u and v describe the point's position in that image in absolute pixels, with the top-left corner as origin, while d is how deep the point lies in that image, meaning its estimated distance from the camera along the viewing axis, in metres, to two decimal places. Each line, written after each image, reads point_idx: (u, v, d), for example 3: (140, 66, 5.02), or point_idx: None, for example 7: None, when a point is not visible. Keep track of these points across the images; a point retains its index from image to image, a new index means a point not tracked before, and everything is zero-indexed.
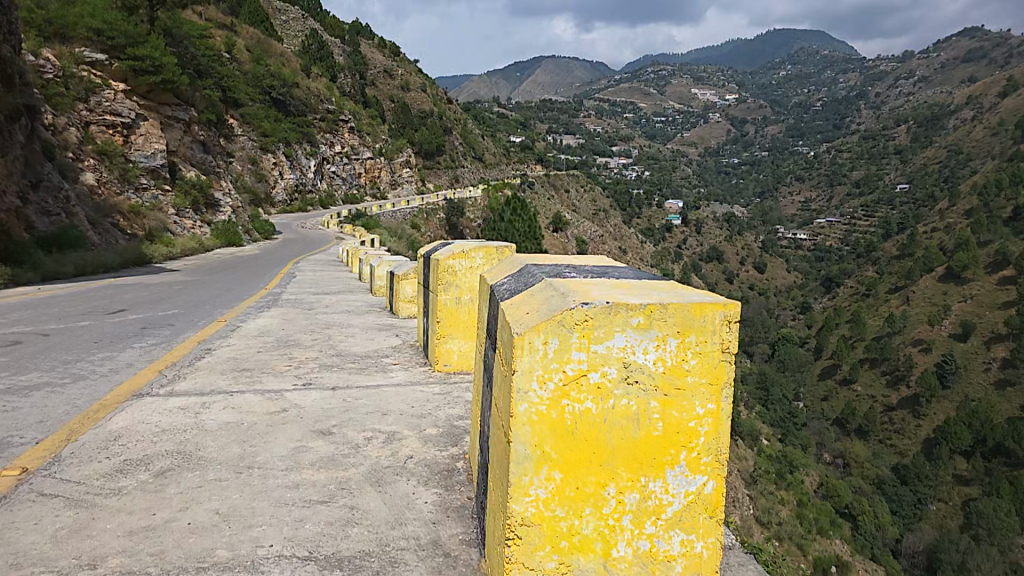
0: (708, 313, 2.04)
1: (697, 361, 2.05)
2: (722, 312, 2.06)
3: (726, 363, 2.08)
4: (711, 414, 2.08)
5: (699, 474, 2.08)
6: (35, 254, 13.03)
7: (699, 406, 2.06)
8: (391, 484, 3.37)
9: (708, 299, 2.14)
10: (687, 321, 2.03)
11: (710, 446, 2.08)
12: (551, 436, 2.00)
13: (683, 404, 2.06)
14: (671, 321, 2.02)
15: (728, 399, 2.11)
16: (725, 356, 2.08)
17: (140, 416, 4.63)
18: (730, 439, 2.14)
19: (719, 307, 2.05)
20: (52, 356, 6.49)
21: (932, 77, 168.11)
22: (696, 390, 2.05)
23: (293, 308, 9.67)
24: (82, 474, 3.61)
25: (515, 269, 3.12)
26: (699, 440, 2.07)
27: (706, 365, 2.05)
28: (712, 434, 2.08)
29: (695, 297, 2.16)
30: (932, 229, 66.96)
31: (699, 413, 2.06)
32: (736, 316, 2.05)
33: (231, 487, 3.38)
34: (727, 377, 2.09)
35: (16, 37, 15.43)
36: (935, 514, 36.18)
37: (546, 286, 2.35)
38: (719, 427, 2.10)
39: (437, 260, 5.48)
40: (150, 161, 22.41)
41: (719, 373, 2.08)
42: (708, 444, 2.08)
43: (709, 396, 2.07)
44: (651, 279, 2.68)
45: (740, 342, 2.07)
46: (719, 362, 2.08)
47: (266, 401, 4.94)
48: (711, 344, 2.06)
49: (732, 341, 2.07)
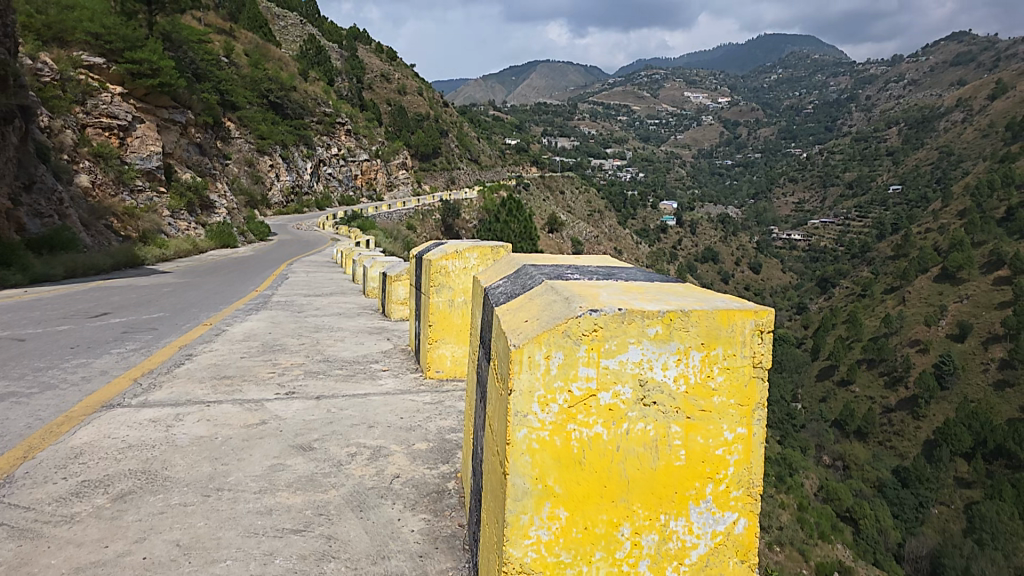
0: (737, 322, 1.74)
1: (724, 379, 1.75)
2: (753, 320, 1.75)
3: (758, 380, 1.77)
4: (743, 439, 1.77)
5: (728, 511, 1.78)
6: (24, 256, 12.57)
7: (728, 430, 1.76)
8: (373, 509, 3.04)
9: (736, 305, 1.84)
10: (714, 331, 1.72)
11: (741, 477, 1.77)
12: (554, 468, 1.69)
13: (710, 428, 1.75)
14: (694, 333, 1.71)
15: (762, 422, 1.79)
16: (757, 371, 1.78)
17: (107, 430, 4.26)
18: (763, 470, 1.83)
19: (750, 314, 1.75)
20: (23, 363, 6.09)
21: (923, 79, 168.38)
22: (723, 412, 1.76)
23: (283, 310, 9.32)
24: (32, 498, 3.25)
25: (512, 269, 2.79)
26: (727, 471, 1.77)
27: (733, 384, 1.75)
28: (742, 463, 1.78)
29: (721, 303, 1.85)
30: (926, 229, 67.08)
31: (727, 438, 1.76)
32: (769, 325, 1.75)
33: (196, 515, 3.04)
34: (761, 397, 1.78)
35: (12, 38, 14.79)
36: (937, 517, 35.84)
37: (548, 289, 2.03)
38: (752, 454, 1.79)
39: (429, 261, 5.20)
40: (145, 163, 21.88)
41: (751, 393, 1.77)
42: (738, 475, 1.78)
43: (739, 420, 1.77)
44: (667, 281, 2.38)
45: (774, 356, 1.76)
46: (750, 379, 1.77)
47: (245, 412, 4.59)
48: (742, 358, 1.75)
49: (764, 354, 1.77)
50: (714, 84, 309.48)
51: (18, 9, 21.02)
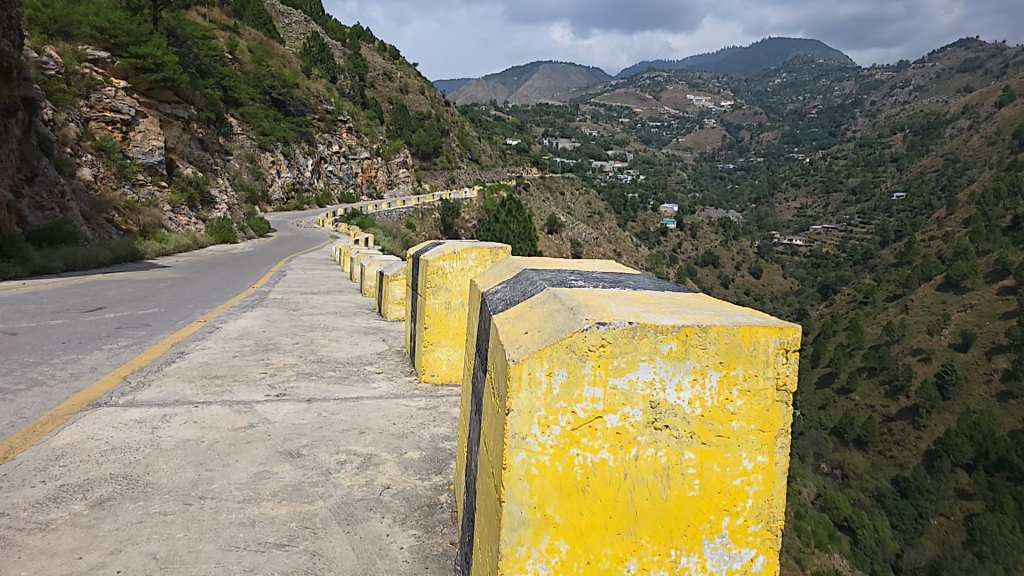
0: (759, 339, 1.60)
1: (743, 403, 1.61)
2: (778, 338, 1.62)
3: (784, 404, 1.63)
4: (764, 469, 1.64)
5: (746, 546, 1.64)
6: (24, 248, 12.34)
7: (748, 458, 1.62)
8: (362, 522, 2.91)
9: (759, 319, 1.70)
10: (734, 349, 1.58)
11: (761, 509, 1.63)
12: (556, 495, 1.54)
13: (727, 457, 1.61)
14: (713, 350, 1.57)
15: (785, 450, 1.65)
16: (781, 395, 1.63)
17: (90, 430, 4.03)
18: (784, 501, 1.69)
19: (774, 331, 1.61)
20: (12, 358, 5.90)
21: (928, 84, 167.31)
22: (743, 439, 1.62)
23: (279, 308, 9.16)
24: (8, 502, 3.04)
25: (512, 273, 2.63)
26: (746, 503, 1.63)
27: (754, 409, 1.61)
28: (761, 495, 1.64)
29: (742, 317, 1.71)
30: (930, 237, 66.83)
31: (745, 467, 1.62)
32: (794, 343, 1.61)
33: (177, 524, 2.88)
34: (783, 423, 1.64)
35: (18, 31, 14.65)
36: (937, 529, 35.54)
37: (550, 298, 1.89)
38: (772, 485, 1.66)
39: (426, 261, 5.02)
40: (148, 158, 21.78)
41: (773, 417, 1.63)
42: (758, 508, 1.64)
43: (761, 447, 1.63)
44: (678, 290, 2.26)
45: (800, 378, 1.62)
46: (773, 403, 1.63)
47: (234, 415, 4.41)
48: (763, 381, 1.62)
49: (791, 375, 1.62)
50: (718, 87, 309.87)
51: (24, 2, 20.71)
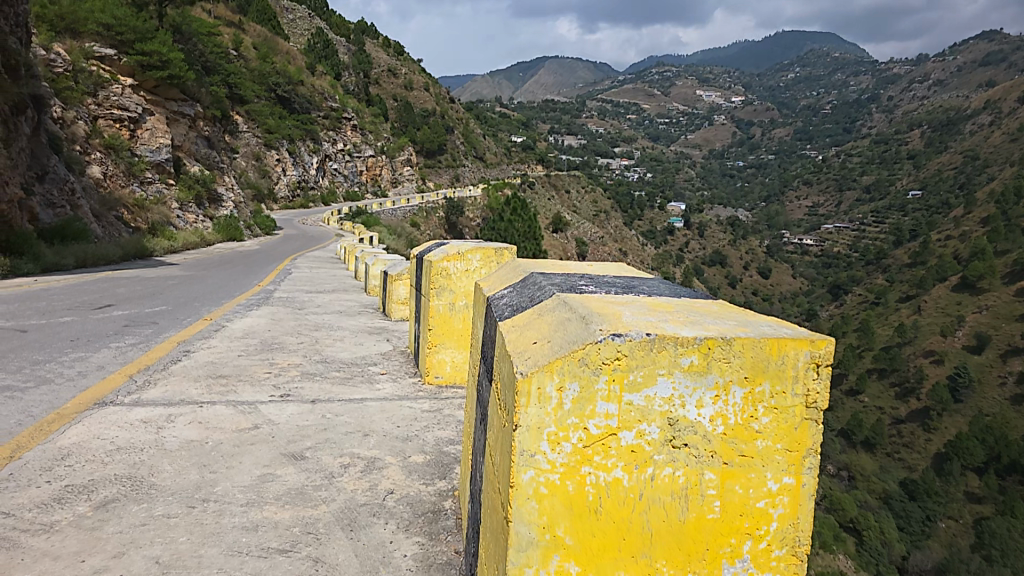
0: (788, 353, 1.56)
1: (770, 421, 1.58)
2: (809, 352, 1.58)
3: (811, 422, 1.60)
4: (788, 490, 1.63)
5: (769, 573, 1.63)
6: (36, 245, 12.41)
7: (772, 479, 1.61)
8: (365, 528, 2.87)
9: (787, 331, 1.65)
10: (762, 363, 1.55)
11: (785, 534, 1.63)
12: (567, 515, 1.51)
13: (751, 477, 1.60)
14: (738, 364, 1.54)
15: (814, 470, 1.64)
16: (809, 413, 1.60)
17: (96, 430, 3.94)
18: (809, 525, 1.67)
19: (803, 343, 1.57)
20: (21, 356, 5.88)
21: (948, 79, 163.45)
22: (768, 459, 1.60)
23: (284, 307, 9.15)
24: (12, 503, 2.95)
25: (520, 277, 2.56)
26: (768, 527, 1.62)
27: (781, 427, 1.59)
28: (785, 517, 1.63)
29: (769, 328, 1.66)
30: (946, 237, 65.58)
31: (769, 489, 1.61)
32: (827, 357, 1.57)
33: (179, 528, 2.82)
34: (812, 441, 1.62)
35: (25, 28, 14.71)
36: (944, 532, 35.09)
37: (560, 304, 1.83)
38: (797, 508, 1.64)
39: (430, 262, 5.02)
40: (155, 156, 21.89)
41: (799, 436, 1.61)
42: (782, 531, 1.63)
43: (786, 468, 1.62)
44: (697, 298, 2.20)
45: (830, 395, 1.58)
46: (802, 421, 1.60)
47: (239, 415, 4.36)
48: (791, 397, 1.58)
49: (820, 392, 1.59)
50: (728, 83, 309.67)
51: None
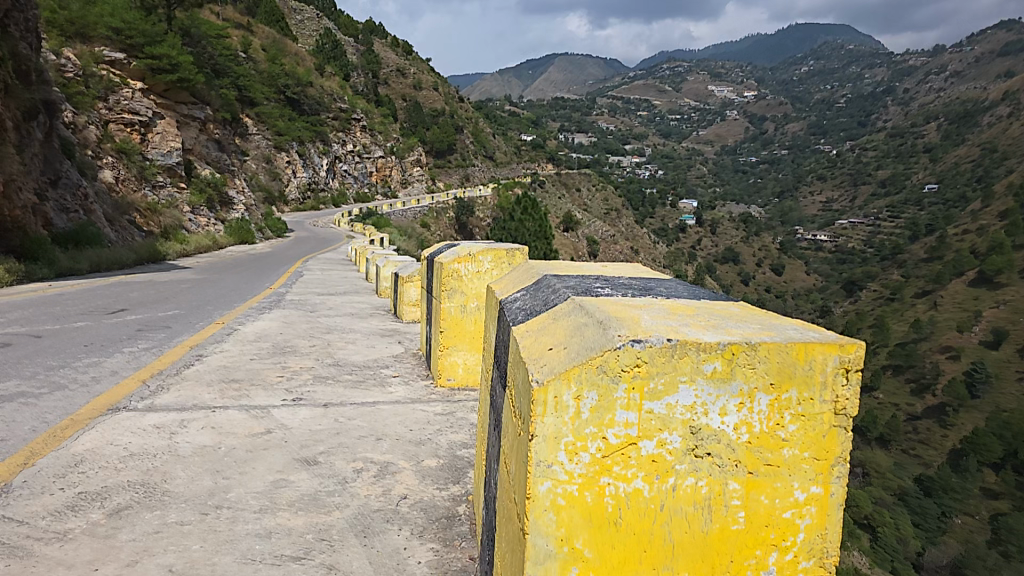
0: (817, 358, 1.50)
1: (799, 428, 1.52)
2: (838, 357, 1.51)
3: (841, 431, 1.54)
4: (817, 501, 1.55)
5: None
6: (51, 250, 12.56)
7: (799, 488, 1.54)
8: (379, 535, 2.85)
9: (814, 334, 1.59)
10: (788, 369, 1.49)
11: (813, 543, 1.56)
12: (586, 528, 1.46)
13: (777, 487, 1.53)
14: (763, 370, 1.48)
15: (843, 479, 1.57)
16: (838, 420, 1.54)
17: (111, 435, 3.97)
18: (838, 538, 1.60)
19: (834, 348, 1.50)
20: (36, 362, 5.95)
21: (965, 70, 160.32)
22: (794, 468, 1.54)
23: (296, 309, 9.18)
24: (27, 511, 2.97)
25: (532, 280, 2.50)
26: (796, 539, 1.56)
27: (808, 435, 1.53)
28: (816, 529, 1.56)
29: (795, 332, 1.60)
30: (964, 230, 64.29)
31: (796, 498, 1.55)
32: (856, 362, 1.51)
33: (193, 535, 2.81)
34: (843, 452, 1.54)
35: (35, 33, 14.95)
36: (960, 528, 33.61)
37: (575, 309, 1.79)
38: (826, 520, 1.58)
39: (441, 264, 4.95)
40: (167, 159, 22.25)
41: (827, 446, 1.54)
42: (810, 542, 1.57)
43: (814, 479, 1.55)
44: (719, 299, 2.13)
45: (860, 404, 1.52)
46: (830, 429, 1.53)
47: (252, 420, 4.36)
48: (820, 405, 1.52)
49: (850, 400, 1.52)
50: (740, 78, 309.59)
51: (42, 4, 21.12)
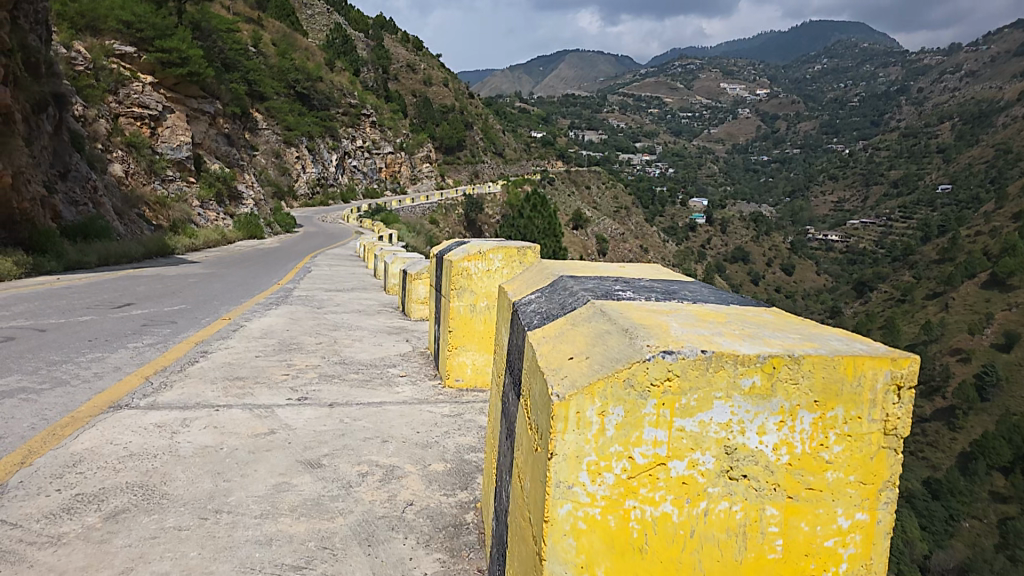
0: (868, 374, 1.35)
1: (842, 450, 1.38)
2: (891, 371, 1.37)
3: (891, 452, 1.39)
4: (863, 528, 1.41)
5: None
6: (59, 243, 12.59)
7: (844, 516, 1.40)
8: (384, 543, 2.74)
9: (864, 347, 1.45)
10: (836, 386, 1.35)
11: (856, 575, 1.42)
12: (608, 554, 1.33)
13: (820, 513, 1.40)
14: (808, 386, 1.34)
15: (890, 506, 1.42)
16: (890, 440, 1.39)
17: (111, 434, 3.89)
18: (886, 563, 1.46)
19: (884, 362, 1.37)
20: (39, 356, 5.91)
21: (980, 69, 157.54)
22: (839, 493, 1.40)
23: (302, 306, 9.08)
24: (21, 513, 2.89)
25: (549, 280, 2.35)
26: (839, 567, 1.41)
27: (857, 456, 1.38)
28: (858, 555, 1.42)
29: (840, 343, 1.46)
30: (977, 231, 63.28)
31: (839, 526, 1.40)
32: (912, 378, 1.36)
33: (190, 541, 2.71)
34: (893, 475, 1.40)
35: (45, 26, 15.01)
36: (968, 532, 33.15)
37: (596, 314, 1.65)
38: (871, 546, 1.43)
39: (450, 262, 4.84)
40: (176, 153, 22.35)
41: (876, 466, 1.39)
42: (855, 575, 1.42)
43: (862, 504, 1.40)
44: (748, 305, 1.99)
45: (914, 422, 1.38)
46: (880, 450, 1.39)
47: (255, 419, 4.26)
48: (869, 425, 1.38)
49: (903, 418, 1.38)
50: None
51: None
